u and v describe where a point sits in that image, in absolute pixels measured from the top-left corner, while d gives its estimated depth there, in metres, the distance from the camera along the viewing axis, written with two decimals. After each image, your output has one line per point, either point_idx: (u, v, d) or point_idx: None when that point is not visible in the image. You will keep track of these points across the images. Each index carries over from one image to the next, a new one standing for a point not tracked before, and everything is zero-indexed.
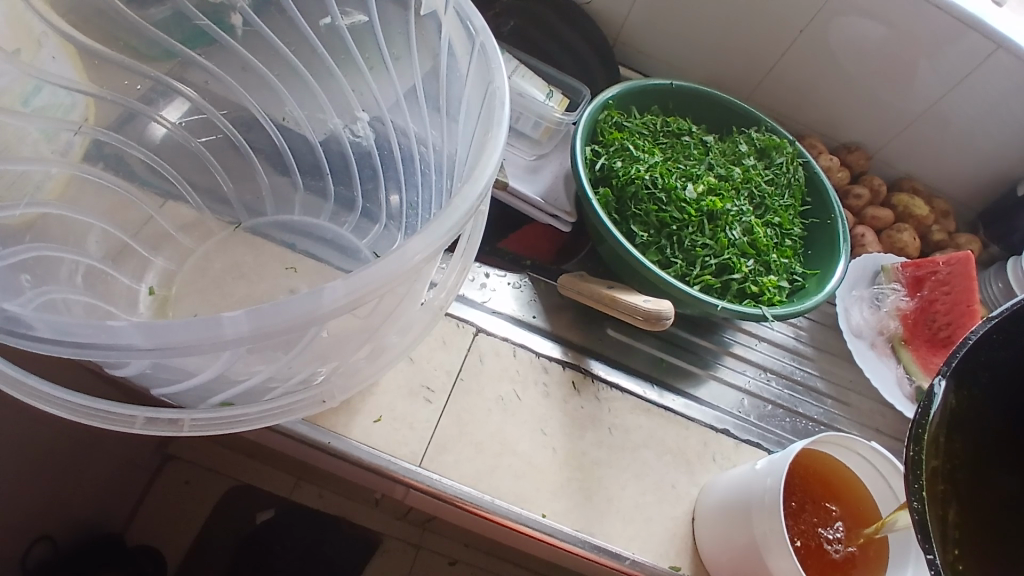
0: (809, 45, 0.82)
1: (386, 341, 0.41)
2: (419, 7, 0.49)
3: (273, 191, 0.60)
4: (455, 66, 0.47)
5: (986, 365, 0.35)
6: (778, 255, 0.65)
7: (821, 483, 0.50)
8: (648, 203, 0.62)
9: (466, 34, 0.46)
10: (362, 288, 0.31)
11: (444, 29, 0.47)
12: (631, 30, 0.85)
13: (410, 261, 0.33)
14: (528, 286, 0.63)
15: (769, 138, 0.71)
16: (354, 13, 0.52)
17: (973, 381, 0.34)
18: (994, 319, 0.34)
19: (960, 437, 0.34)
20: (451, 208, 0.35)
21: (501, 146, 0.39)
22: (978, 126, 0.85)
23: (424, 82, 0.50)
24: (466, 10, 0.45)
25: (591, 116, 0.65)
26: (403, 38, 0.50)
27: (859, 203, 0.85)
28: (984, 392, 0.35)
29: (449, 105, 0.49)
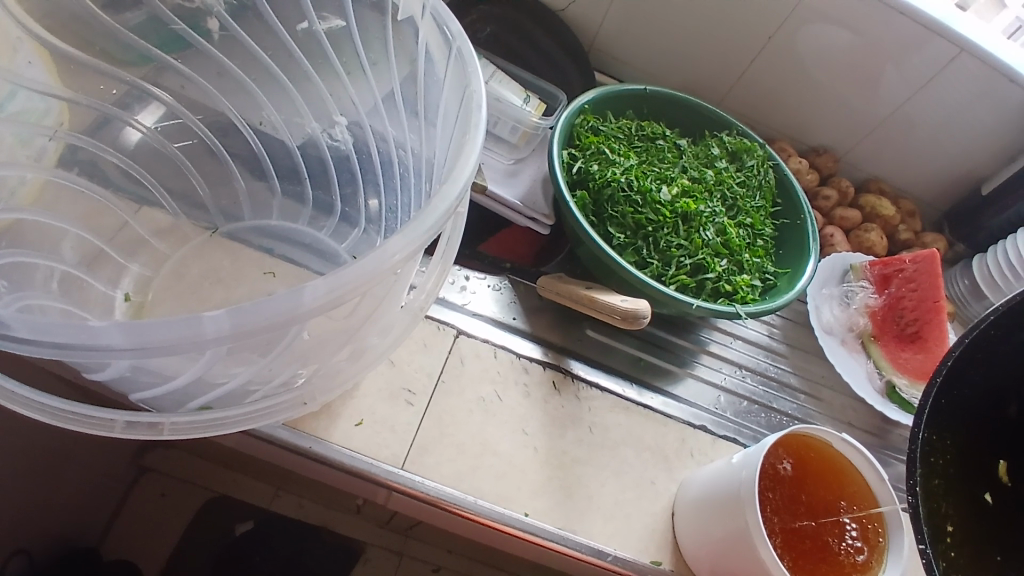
0: (779, 51, 0.85)
1: (368, 343, 0.41)
2: (397, 13, 0.49)
3: (251, 195, 0.60)
4: (431, 69, 0.48)
5: (980, 358, 0.36)
6: (750, 255, 0.66)
7: (820, 479, 0.49)
8: (624, 205, 0.63)
9: (443, 39, 0.46)
10: (341, 288, 0.31)
11: (421, 35, 0.48)
12: (606, 37, 0.87)
13: (390, 260, 0.33)
14: (507, 288, 0.64)
15: (740, 142, 0.73)
16: (332, 18, 0.52)
17: (966, 373, 0.36)
18: (998, 311, 0.35)
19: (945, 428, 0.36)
20: (432, 206, 0.35)
21: (478, 150, 0.39)
22: (941, 129, 0.88)
23: (401, 86, 0.50)
24: (443, 17, 0.46)
25: (567, 120, 0.67)
26: (381, 42, 0.51)
27: (828, 204, 0.87)
28: (974, 384, 0.36)
29: (427, 109, 0.49)
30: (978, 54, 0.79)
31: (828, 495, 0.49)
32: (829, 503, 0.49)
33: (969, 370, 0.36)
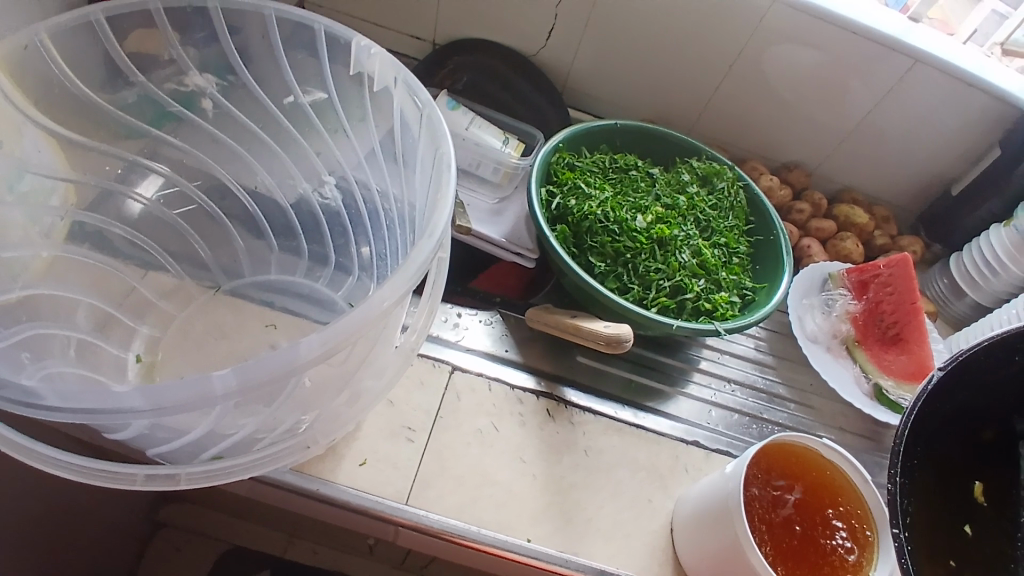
0: (740, 77, 0.90)
1: (365, 384, 0.44)
2: (373, 83, 0.54)
3: (249, 252, 0.63)
4: (407, 129, 0.52)
5: (969, 380, 0.40)
6: (727, 273, 0.69)
7: (807, 482, 0.52)
8: (602, 235, 0.67)
9: (416, 102, 0.50)
10: (334, 338, 0.35)
11: (397, 99, 0.52)
12: (577, 76, 0.93)
13: (379, 308, 0.36)
14: (499, 322, 0.67)
15: (709, 165, 0.76)
16: (315, 91, 0.57)
17: (953, 391, 0.40)
18: (991, 339, 0.39)
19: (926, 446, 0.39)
20: (415, 252, 0.39)
21: (451, 202, 0.43)
22: (902, 137, 0.93)
23: (382, 145, 0.54)
24: (414, 84, 0.50)
25: (543, 160, 0.71)
26: (362, 106, 0.55)
27: (802, 217, 0.91)
28: (959, 402, 0.40)
29: (406, 164, 0.53)
30: (930, 64, 0.84)
31: (816, 497, 0.51)
32: (818, 505, 0.51)
33: (952, 392, 0.40)
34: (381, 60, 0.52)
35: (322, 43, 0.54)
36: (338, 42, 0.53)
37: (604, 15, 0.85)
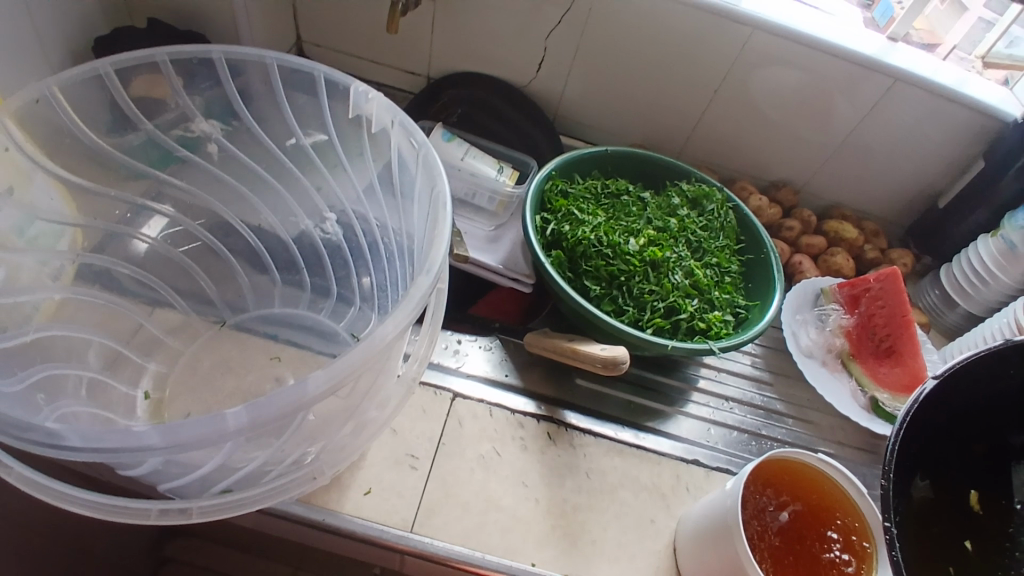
0: (725, 101, 0.92)
1: (368, 415, 0.45)
2: (371, 124, 0.56)
3: (253, 287, 0.65)
4: (404, 167, 0.54)
5: (964, 389, 0.40)
6: (720, 292, 0.71)
7: (802, 495, 0.52)
8: (596, 259, 0.68)
9: (411, 142, 0.52)
10: (339, 373, 0.36)
11: (394, 140, 0.54)
12: (568, 105, 0.96)
13: (381, 341, 0.37)
14: (499, 348, 0.68)
15: (698, 188, 0.78)
16: (316, 133, 0.59)
17: (948, 398, 0.40)
18: (987, 350, 0.40)
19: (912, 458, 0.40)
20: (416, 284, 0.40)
21: (448, 237, 0.45)
22: (887, 154, 0.95)
23: (380, 183, 0.56)
24: (409, 125, 0.52)
25: (537, 188, 0.73)
26: (360, 147, 0.58)
27: (793, 234, 0.93)
28: (952, 411, 0.41)
29: (403, 200, 0.55)
30: (912, 81, 0.86)
31: (811, 510, 0.52)
32: (813, 518, 0.52)
33: (939, 405, 0.40)
34: (378, 105, 0.54)
35: (321, 88, 0.56)
36: (337, 88, 0.56)
37: (590, 48, 0.88)
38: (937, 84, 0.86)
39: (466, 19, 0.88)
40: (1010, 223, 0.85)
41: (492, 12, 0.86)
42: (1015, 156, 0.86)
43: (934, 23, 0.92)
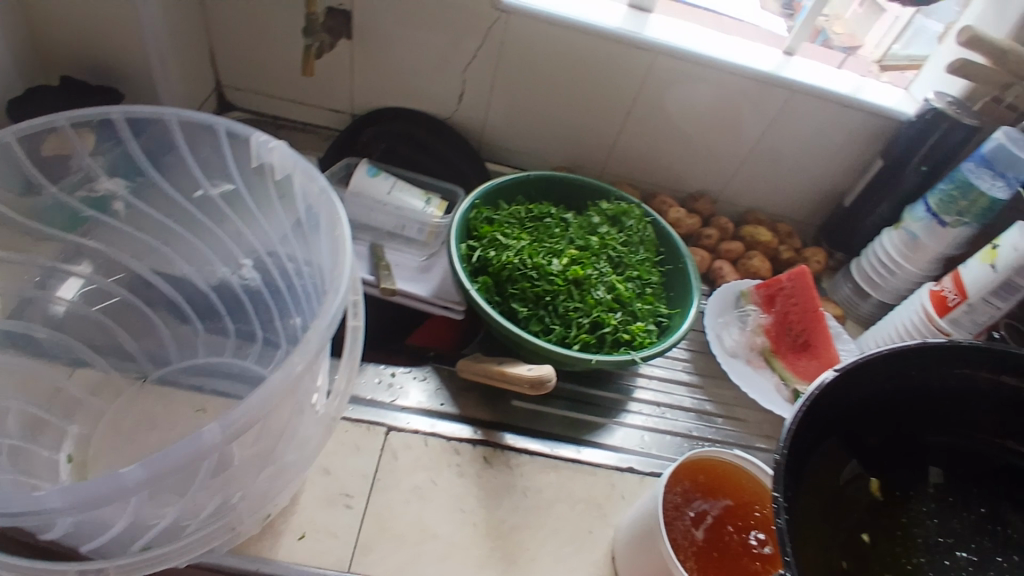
0: (638, 122, 0.97)
1: (288, 462, 0.45)
2: (275, 172, 0.57)
3: (176, 338, 0.64)
4: (310, 209, 0.54)
5: (868, 384, 0.44)
6: (642, 303, 0.74)
7: (722, 490, 0.55)
8: (521, 282, 0.71)
9: (312, 186, 0.53)
10: (235, 421, 0.36)
11: (296, 185, 0.55)
12: (490, 133, 0.99)
13: (283, 381, 0.38)
14: (431, 376, 0.69)
15: (616, 206, 0.82)
16: (222, 182, 0.60)
17: (851, 392, 0.44)
18: (889, 348, 0.43)
19: (829, 431, 0.44)
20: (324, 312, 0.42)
21: (347, 282, 0.45)
22: (792, 160, 1.01)
23: (289, 227, 0.57)
24: (308, 170, 0.53)
25: (460, 217, 0.75)
26: (266, 193, 0.58)
27: (711, 242, 0.98)
28: (855, 405, 0.45)
29: (310, 243, 0.55)
30: (806, 90, 0.92)
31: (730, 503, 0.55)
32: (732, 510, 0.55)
33: (872, 393, 0.45)
34: (278, 153, 0.55)
35: (222, 139, 0.57)
36: (239, 139, 0.56)
37: (507, 77, 0.91)
38: (833, 93, 0.92)
39: (383, 57, 0.90)
40: (911, 215, 0.90)
41: (409, 48, 0.89)
42: (905, 156, 0.93)
43: (853, 28, 1.03)
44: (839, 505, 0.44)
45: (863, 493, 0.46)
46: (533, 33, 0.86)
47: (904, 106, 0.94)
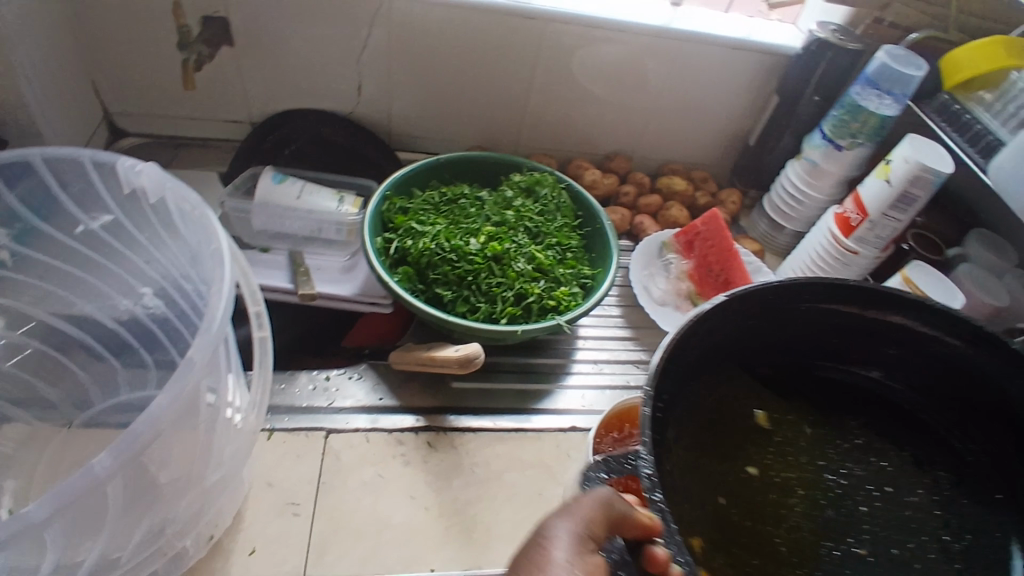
0: (541, 91, 0.97)
1: (209, 469, 0.47)
2: (148, 196, 0.54)
3: (94, 378, 0.62)
4: (192, 229, 0.52)
5: (754, 314, 0.53)
6: (564, 268, 0.76)
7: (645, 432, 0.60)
8: (442, 266, 0.71)
9: (186, 203, 0.52)
10: (136, 438, 0.37)
11: (172, 205, 0.53)
12: (398, 122, 0.98)
13: (186, 383, 0.40)
14: (367, 373, 0.69)
15: (529, 177, 0.83)
16: (101, 214, 0.57)
17: (739, 320, 0.53)
18: (777, 282, 0.52)
19: (722, 348, 0.54)
20: (213, 309, 0.43)
21: (228, 286, 0.45)
22: (699, 107, 1.02)
23: (177, 248, 0.55)
24: (180, 188, 0.52)
25: (372, 211, 0.75)
26: (148, 219, 0.56)
27: (630, 198, 1.01)
28: (740, 331, 0.54)
29: (197, 261, 0.53)
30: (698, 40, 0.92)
31: None
32: None
33: (767, 319, 0.54)
34: (148, 176, 0.53)
35: (91, 171, 0.55)
36: (105, 167, 0.54)
37: (401, 62, 0.90)
38: (721, 38, 0.92)
39: (271, 59, 0.88)
40: (809, 143, 0.93)
41: (295, 46, 0.87)
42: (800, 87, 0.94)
43: None
44: (710, 412, 0.55)
45: (737, 405, 0.57)
46: (418, 16, 0.85)
47: (791, 40, 0.95)
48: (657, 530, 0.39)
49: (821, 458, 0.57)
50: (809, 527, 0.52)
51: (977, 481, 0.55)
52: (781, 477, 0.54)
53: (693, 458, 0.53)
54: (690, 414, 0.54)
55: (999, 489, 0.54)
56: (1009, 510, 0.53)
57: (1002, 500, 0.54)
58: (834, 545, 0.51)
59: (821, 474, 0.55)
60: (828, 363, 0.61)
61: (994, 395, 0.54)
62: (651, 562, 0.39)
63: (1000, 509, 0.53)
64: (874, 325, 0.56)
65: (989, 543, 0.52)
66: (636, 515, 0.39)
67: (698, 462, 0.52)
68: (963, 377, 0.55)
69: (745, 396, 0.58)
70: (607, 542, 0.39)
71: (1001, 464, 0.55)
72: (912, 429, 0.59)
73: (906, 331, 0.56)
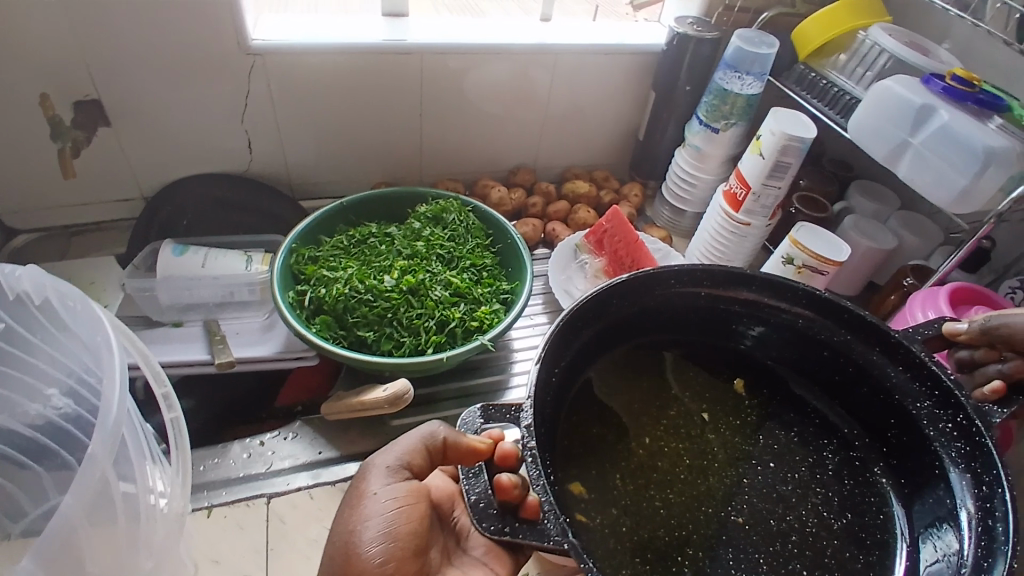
0: (433, 121, 0.99)
1: (142, 558, 0.47)
2: (32, 298, 0.54)
3: (21, 487, 0.57)
4: (79, 323, 0.53)
5: (661, 296, 0.61)
6: (482, 288, 0.78)
7: None
8: (360, 308, 0.72)
9: (68, 297, 0.53)
10: (48, 541, 0.38)
11: (55, 302, 0.53)
12: (297, 172, 0.98)
13: (96, 468, 0.41)
14: (302, 430, 0.68)
15: (434, 206, 0.85)
16: None
17: (643, 302, 0.61)
18: (681, 267, 0.60)
19: (628, 328, 0.63)
20: (109, 394, 0.44)
21: (120, 368, 0.47)
22: (587, 111, 1.07)
23: (69, 344, 0.55)
24: (61, 286, 0.53)
25: (280, 266, 0.74)
26: (36, 322, 0.55)
27: (538, 207, 1.05)
28: (646, 313, 0.62)
29: (90, 351, 0.52)
30: (569, 50, 0.96)
31: None
32: None
33: (665, 303, 0.62)
34: (28, 278, 0.53)
35: None
36: None
37: (286, 114, 0.90)
38: (592, 46, 0.97)
39: (152, 132, 0.86)
40: (690, 131, 1.00)
41: (175, 114, 0.85)
42: (671, 81, 1.01)
43: None
44: (608, 387, 0.63)
45: (638, 379, 0.65)
46: (295, 68, 0.85)
47: (656, 38, 1.01)
48: (511, 459, 0.50)
49: (713, 432, 0.63)
50: (689, 492, 0.57)
51: (861, 465, 0.60)
52: (669, 447, 0.61)
53: (583, 429, 0.60)
54: (587, 382, 0.62)
55: (880, 471, 0.59)
56: (889, 493, 0.58)
57: (881, 485, 0.58)
58: (713, 511, 0.56)
59: (709, 445, 0.61)
60: (730, 351, 0.67)
61: (887, 400, 0.58)
62: (499, 489, 0.46)
63: (870, 491, 0.58)
64: (770, 313, 0.63)
65: (865, 522, 0.56)
66: (466, 444, 0.50)
67: (593, 429, 0.60)
68: (854, 367, 0.60)
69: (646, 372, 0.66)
70: (466, 470, 0.49)
71: (887, 452, 0.59)
72: (812, 415, 0.63)
73: (798, 320, 0.62)
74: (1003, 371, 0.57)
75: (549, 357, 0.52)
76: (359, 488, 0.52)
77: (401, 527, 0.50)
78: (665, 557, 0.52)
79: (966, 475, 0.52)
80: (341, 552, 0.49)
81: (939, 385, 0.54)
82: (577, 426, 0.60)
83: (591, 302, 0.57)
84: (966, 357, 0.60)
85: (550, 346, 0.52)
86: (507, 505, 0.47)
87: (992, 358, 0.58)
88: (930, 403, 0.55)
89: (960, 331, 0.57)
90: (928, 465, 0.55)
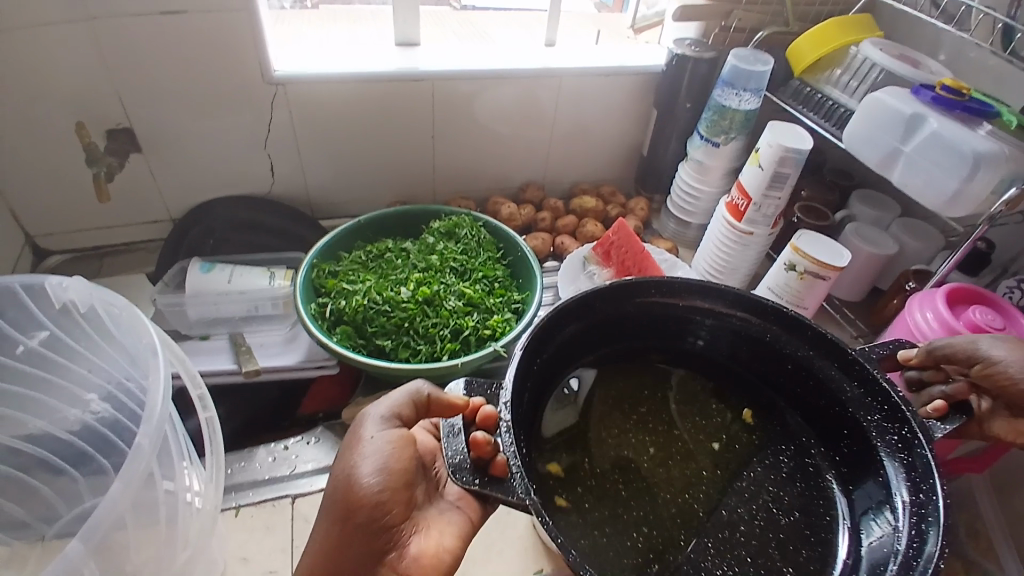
0: (444, 142, 1.03)
1: (178, 549, 0.50)
2: (78, 307, 0.59)
3: (58, 492, 0.61)
4: (122, 328, 0.57)
5: (644, 302, 0.64)
6: (494, 298, 0.81)
7: None
8: (379, 318, 0.76)
9: (110, 304, 0.57)
10: (97, 525, 0.41)
11: (99, 310, 0.58)
12: (316, 193, 1.02)
13: (142, 458, 0.44)
14: (324, 435, 0.71)
15: (447, 222, 0.88)
16: (38, 332, 0.60)
17: (621, 310, 0.63)
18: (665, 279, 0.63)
19: (607, 332, 0.66)
20: (152, 397, 0.47)
21: (162, 370, 0.50)
22: (592, 130, 1.11)
23: (112, 351, 0.59)
24: (105, 293, 0.57)
25: (302, 281, 0.78)
26: (82, 330, 0.60)
27: (547, 223, 1.08)
28: (625, 320, 0.65)
29: (132, 356, 0.56)
30: (573, 73, 1.01)
31: None
32: None
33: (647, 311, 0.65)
34: (76, 290, 0.58)
35: (22, 298, 0.59)
36: (35, 289, 0.59)
37: (306, 138, 0.95)
38: (594, 68, 1.02)
39: (181, 159, 0.92)
40: (692, 145, 1.03)
41: (203, 141, 0.91)
42: (672, 100, 1.05)
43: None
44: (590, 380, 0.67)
45: (611, 381, 0.68)
46: (314, 94, 0.90)
47: (655, 59, 1.06)
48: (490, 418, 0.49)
49: (679, 429, 0.65)
50: (648, 489, 0.60)
51: (814, 470, 0.61)
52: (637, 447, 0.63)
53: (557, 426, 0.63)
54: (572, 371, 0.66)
55: (831, 477, 0.60)
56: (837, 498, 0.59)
57: (826, 489, 0.59)
58: (671, 499, 0.59)
59: (679, 438, 0.64)
60: (701, 362, 0.69)
61: (840, 413, 0.59)
62: (474, 445, 0.46)
63: (820, 496, 0.59)
64: (738, 324, 0.64)
65: (812, 521, 0.57)
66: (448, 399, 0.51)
67: (567, 416, 0.64)
68: (812, 381, 0.61)
69: (617, 378, 0.68)
70: (448, 424, 0.50)
71: (839, 460, 0.60)
72: (773, 421, 0.65)
73: (766, 333, 0.63)
74: (945, 391, 0.58)
75: (533, 346, 0.56)
76: (353, 434, 0.51)
77: (397, 464, 0.50)
78: (625, 531, 0.56)
79: (905, 483, 0.52)
80: (337, 490, 0.48)
81: (888, 401, 0.55)
82: (549, 428, 0.62)
83: (573, 305, 0.60)
84: (915, 377, 0.62)
85: (532, 341, 0.56)
86: (481, 461, 0.47)
87: (939, 379, 0.60)
88: (879, 417, 0.56)
89: (911, 355, 0.60)
90: (873, 474, 0.56)
